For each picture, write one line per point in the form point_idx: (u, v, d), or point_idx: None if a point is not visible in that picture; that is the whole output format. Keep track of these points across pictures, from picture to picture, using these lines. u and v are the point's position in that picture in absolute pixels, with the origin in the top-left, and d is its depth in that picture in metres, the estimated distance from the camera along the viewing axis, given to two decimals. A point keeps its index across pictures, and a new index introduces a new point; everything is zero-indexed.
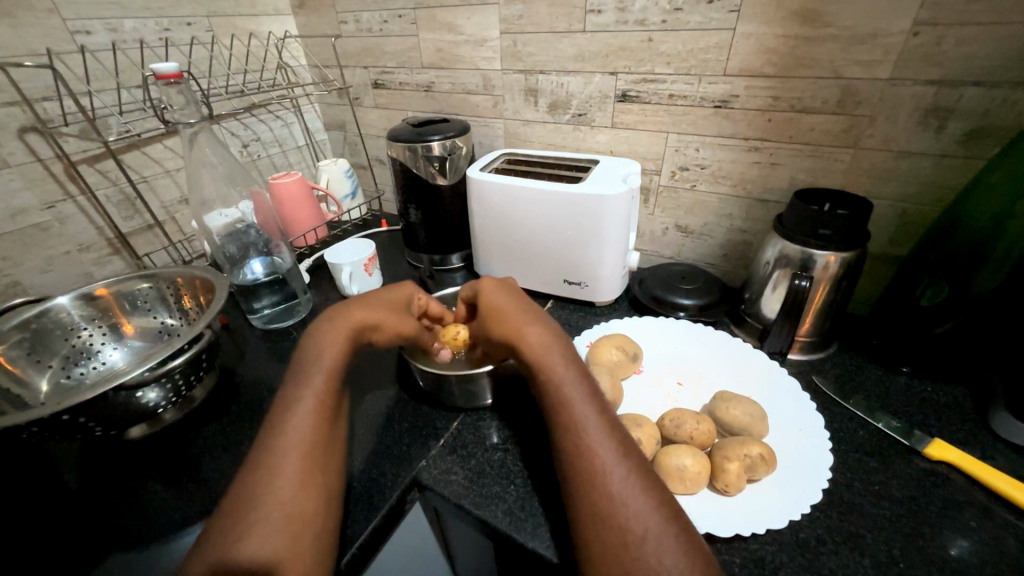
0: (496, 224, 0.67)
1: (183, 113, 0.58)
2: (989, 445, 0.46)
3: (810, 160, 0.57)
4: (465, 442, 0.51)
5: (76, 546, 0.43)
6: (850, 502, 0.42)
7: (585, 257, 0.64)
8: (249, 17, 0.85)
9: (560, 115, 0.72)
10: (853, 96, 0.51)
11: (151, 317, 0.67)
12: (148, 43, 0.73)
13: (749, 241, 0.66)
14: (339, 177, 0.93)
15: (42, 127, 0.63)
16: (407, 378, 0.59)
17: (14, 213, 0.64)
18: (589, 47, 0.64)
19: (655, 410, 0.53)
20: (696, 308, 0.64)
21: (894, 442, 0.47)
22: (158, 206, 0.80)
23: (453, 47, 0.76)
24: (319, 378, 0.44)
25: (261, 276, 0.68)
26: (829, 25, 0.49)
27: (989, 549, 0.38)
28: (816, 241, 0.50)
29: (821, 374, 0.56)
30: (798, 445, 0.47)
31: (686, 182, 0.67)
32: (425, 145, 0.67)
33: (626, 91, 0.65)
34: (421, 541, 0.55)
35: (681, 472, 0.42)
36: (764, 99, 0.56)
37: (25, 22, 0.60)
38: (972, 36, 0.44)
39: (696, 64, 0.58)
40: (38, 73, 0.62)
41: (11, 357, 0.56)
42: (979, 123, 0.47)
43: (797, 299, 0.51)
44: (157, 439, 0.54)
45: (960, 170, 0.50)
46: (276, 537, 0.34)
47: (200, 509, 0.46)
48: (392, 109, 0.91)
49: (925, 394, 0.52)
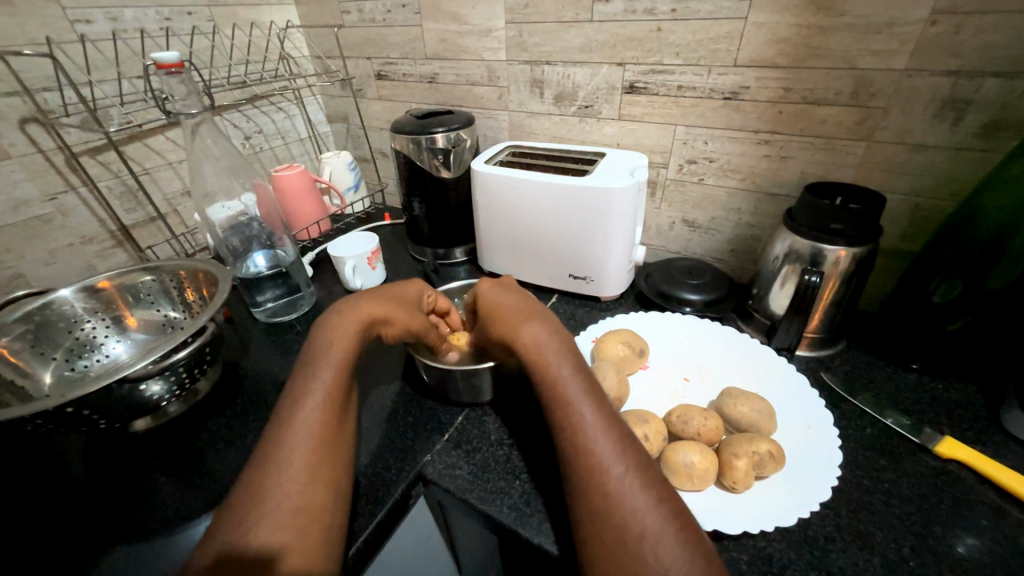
0: (502, 216, 0.66)
1: (184, 103, 0.57)
2: (1000, 444, 0.46)
3: (822, 154, 0.56)
4: (469, 436, 0.50)
5: (83, 537, 0.43)
6: (860, 500, 0.42)
7: (591, 251, 0.63)
8: (251, 7, 0.83)
9: (566, 106, 0.71)
10: (867, 87, 0.50)
11: (154, 310, 0.67)
12: (149, 32, 0.72)
13: (758, 235, 0.66)
14: (342, 170, 0.92)
15: (42, 118, 0.63)
16: (411, 372, 0.59)
17: (17, 205, 0.63)
18: (597, 37, 0.63)
19: (661, 406, 0.52)
20: (702, 303, 0.63)
21: (903, 439, 0.47)
22: (161, 198, 0.79)
23: (458, 37, 0.75)
24: (326, 370, 0.43)
25: (264, 269, 0.68)
26: (844, 13, 0.48)
27: (1000, 547, 0.38)
28: (827, 236, 0.49)
29: (830, 371, 0.55)
30: (806, 441, 0.46)
31: (694, 175, 0.66)
32: (429, 137, 0.66)
33: (634, 83, 0.63)
34: (425, 534, 0.55)
35: (689, 469, 0.41)
36: (775, 91, 0.55)
37: (24, 11, 0.59)
38: (993, 24, 0.43)
39: (706, 54, 0.57)
40: (38, 62, 0.61)
41: (14, 349, 0.55)
42: (997, 115, 0.46)
43: (807, 294, 0.50)
44: (162, 431, 0.53)
45: (977, 163, 0.49)
46: (283, 528, 0.34)
47: (205, 501, 0.46)
48: (395, 100, 0.90)
49: (935, 392, 0.51)
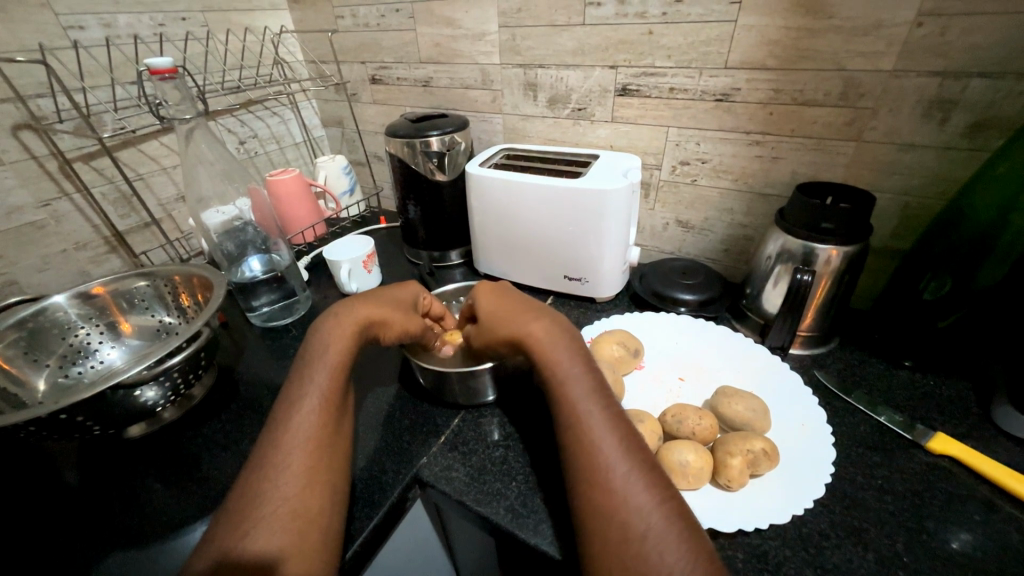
0: (497, 218, 0.66)
1: (178, 109, 0.57)
2: (993, 439, 0.46)
3: (813, 154, 0.56)
4: (466, 439, 0.50)
5: (77, 544, 0.43)
6: (855, 497, 0.42)
7: (585, 252, 0.63)
8: (245, 12, 0.84)
9: (559, 109, 0.71)
10: (856, 88, 0.51)
11: (148, 315, 0.66)
12: (143, 38, 0.72)
13: (751, 236, 0.66)
14: (337, 174, 0.92)
15: (35, 124, 0.62)
16: (408, 375, 0.59)
17: (10, 211, 0.63)
18: (589, 40, 0.64)
19: (657, 406, 0.53)
20: (697, 303, 0.64)
21: (896, 436, 0.47)
22: (155, 203, 0.79)
23: (452, 41, 0.75)
24: (324, 374, 0.44)
25: (259, 273, 0.68)
26: (833, 16, 0.49)
27: (992, 542, 0.38)
28: (818, 235, 0.49)
29: (823, 369, 0.56)
30: (799, 438, 0.47)
31: (687, 177, 0.66)
32: (424, 140, 0.67)
33: (627, 85, 0.64)
34: (422, 536, 0.55)
35: (685, 467, 0.41)
36: (765, 92, 0.56)
37: (17, 17, 0.59)
38: (978, 25, 0.43)
39: (697, 57, 0.58)
40: (30, 69, 0.61)
41: (7, 356, 0.55)
42: (984, 114, 0.47)
43: (799, 293, 0.51)
44: (158, 437, 0.53)
45: (964, 163, 0.50)
46: (282, 533, 0.34)
47: (201, 506, 0.45)
48: (390, 104, 0.90)
49: (929, 388, 0.52)
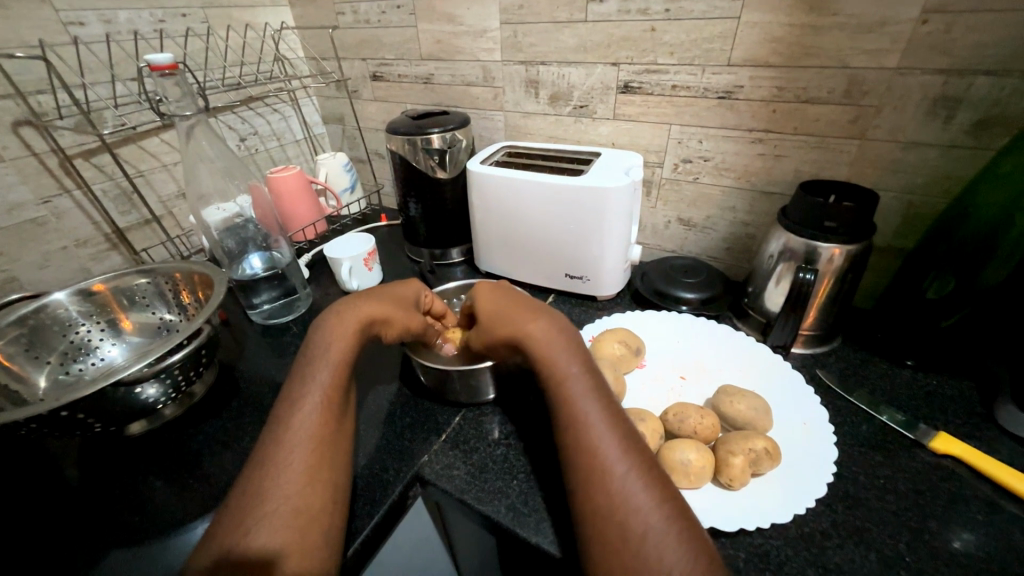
0: (499, 215, 0.66)
1: (178, 106, 0.56)
2: (995, 439, 0.46)
3: (816, 152, 0.56)
4: (467, 437, 0.50)
5: (78, 541, 0.43)
6: (857, 496, 0.42)
7: (587, 251, 0.63)
8: (246, 8, 0.83)
9: (561, 106, 0.71)
10: (859, 85, 0.51)
11: (149, 312, 0.66)
12: (143, 35, 0.72)
13: (753, 234, 0.66)
14: (338, 171, 0.92)
15: (36, 121, 0.62)
16: (408, 373, 0.59)
17: (10, 208, 0.63)
18: (590, 37, 0.63)
19: (658, 404, 0.52)
20: (699, 301, 0.64)
21: (898, 435, 0.47)
22: (156, 200, 0.79)
23: (453, 38, 0.75)
24: (325, 371, 0.44)
25: (260, 271, 0.68)
26: (836, 13, 0.48)
27: (994, 542, 0.38)
28: (821, 234, 0.49)
29: (825, 368, 0.56)
30: (801, 438, 0.46)
31: (689, 174, 0.66)
32: (425, 138, 0.66)
33: (629, 82, 0.64)
34: (422, 534, 0.55)
35: (686, 466, 0.41)
36: (768, 90, 0.55)
37: (17, 13, 0.59)
38: (984, 22, 0.43)
39: (700, 54, 0.57)
40: (31, 65, 0.61)
41: (9, 353, 0.55)
42: (989, 112, 0.46)
43: (801, 292, 0.51)
44: (159, 434, 0.53)
45: (968, 161, 0.49)
46: (283, 530, 0.34)
47: (202, 503, 0.45)
48: (391, 101, 0.90)
49: (931, 387, 0.51)
